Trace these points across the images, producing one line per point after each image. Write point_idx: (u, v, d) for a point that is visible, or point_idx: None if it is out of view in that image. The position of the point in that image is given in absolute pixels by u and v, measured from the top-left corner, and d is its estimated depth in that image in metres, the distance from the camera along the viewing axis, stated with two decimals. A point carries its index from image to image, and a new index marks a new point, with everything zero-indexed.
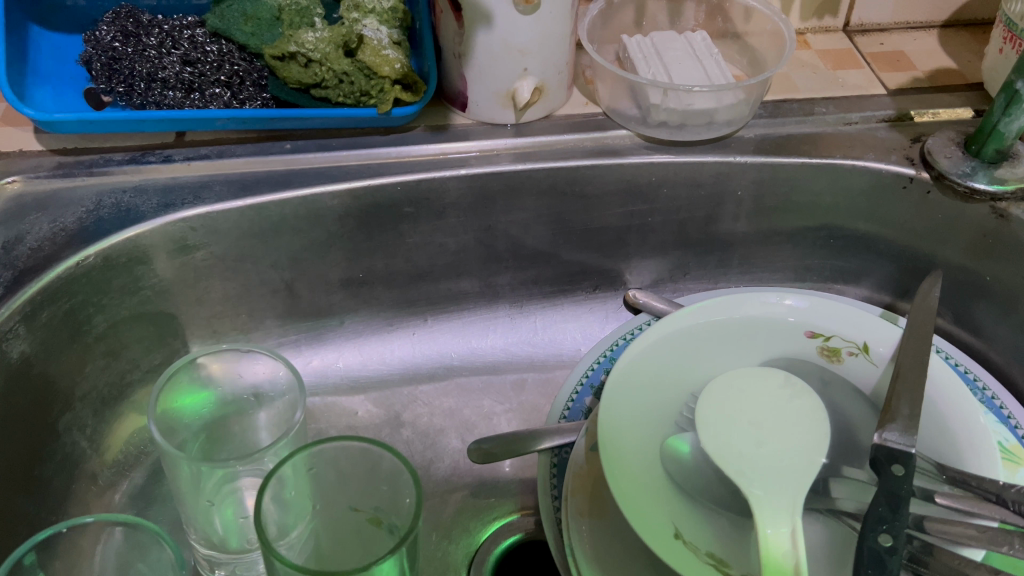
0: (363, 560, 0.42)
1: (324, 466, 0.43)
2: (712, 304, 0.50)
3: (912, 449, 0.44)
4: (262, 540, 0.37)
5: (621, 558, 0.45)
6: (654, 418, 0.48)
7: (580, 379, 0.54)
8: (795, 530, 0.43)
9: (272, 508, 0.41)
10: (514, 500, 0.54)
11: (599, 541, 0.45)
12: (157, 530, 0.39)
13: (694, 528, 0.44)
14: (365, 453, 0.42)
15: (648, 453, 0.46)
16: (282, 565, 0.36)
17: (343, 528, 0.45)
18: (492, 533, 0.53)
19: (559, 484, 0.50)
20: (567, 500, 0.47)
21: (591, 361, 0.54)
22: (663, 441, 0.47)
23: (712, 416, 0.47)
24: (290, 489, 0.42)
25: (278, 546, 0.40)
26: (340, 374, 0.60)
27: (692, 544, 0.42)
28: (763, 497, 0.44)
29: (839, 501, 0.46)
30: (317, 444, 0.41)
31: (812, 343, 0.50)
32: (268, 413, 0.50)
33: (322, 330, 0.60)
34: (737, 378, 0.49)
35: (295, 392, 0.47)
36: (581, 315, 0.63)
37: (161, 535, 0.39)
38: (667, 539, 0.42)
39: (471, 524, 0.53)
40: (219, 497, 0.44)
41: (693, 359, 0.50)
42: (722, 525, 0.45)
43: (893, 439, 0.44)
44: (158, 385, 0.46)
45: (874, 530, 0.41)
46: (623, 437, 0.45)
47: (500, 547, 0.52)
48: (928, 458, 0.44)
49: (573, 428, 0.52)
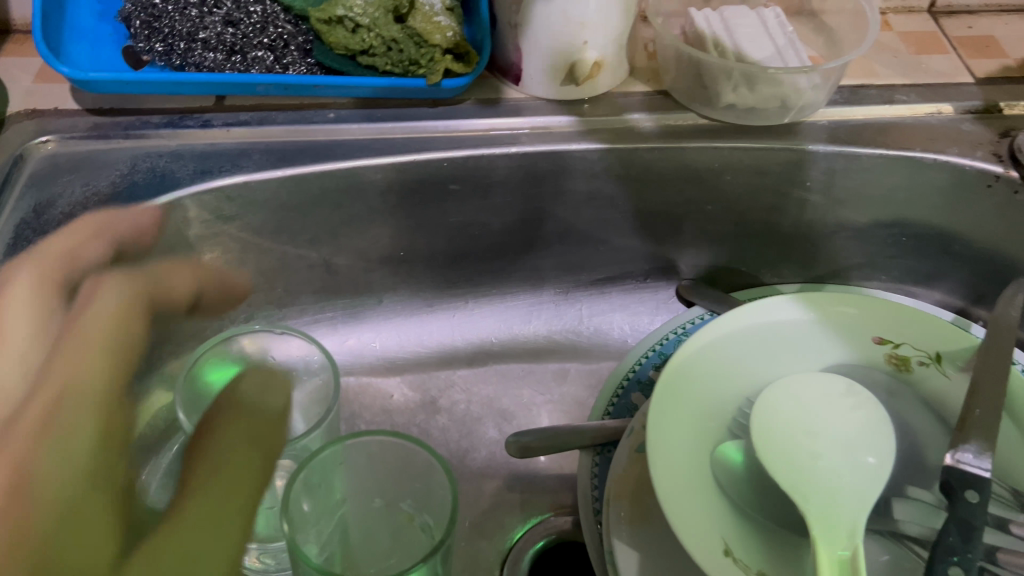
0: (398, 564, 0.40)
1: (359, 461, 0.41)
2: (774, 303, 0.46)
3: (987, 474, 0.40)
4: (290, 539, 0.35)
5: (663, 567, 0.42)
6: (707, 422, 0.45)
7: (626, 374, 0.51)
8: (857, 552, 0.39)
9: (306, 503, 0.38)
10: (551, 496, 0.52)
11: (643, 551, 0.43)
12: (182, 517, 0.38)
13: (745, 545, 0.41)
14: (399, 449, 0.40)
15: (699, 460, 0.43)
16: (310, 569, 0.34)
17: (374, 528, 0.43)
18: (528, 530, 0.50)
19: (599, 486, 0.47)
20: (609, 506, 0.45)
21: (639, 354, 0.52)
22: (714, 447, 0.44)
23: (766, 424, 0.45)
24: (330, 486, 0.40)
25: (310, 544, 0.38)
26: (376, 355, 0.58)
27: (742, 562, 0.40)
28: (824, 515, 0.41)
29: (902, 525, 0.44)
30: (352, 437, 0.39)
31: (880, 350, 0.46)
32: None
33: (359, 309, 0.58)
34: (794, 383, 0.46)
35: (329, 375, 0.45)
36: (630, 305, 0.60)
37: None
38: (715, 555, 0.39)
39: (505, 519, 0.51)
40: None
41: (750, 360, 0.47)
42: (774, 542, 0.42)
43: (967, 461, 0.41)
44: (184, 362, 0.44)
45: (944, 562, 0.39)
46: (672, 441, 0.43)
47: (535, 547, 0.49)
48: (1004, 484, 0.41)
49: (618, 426, 0.49)
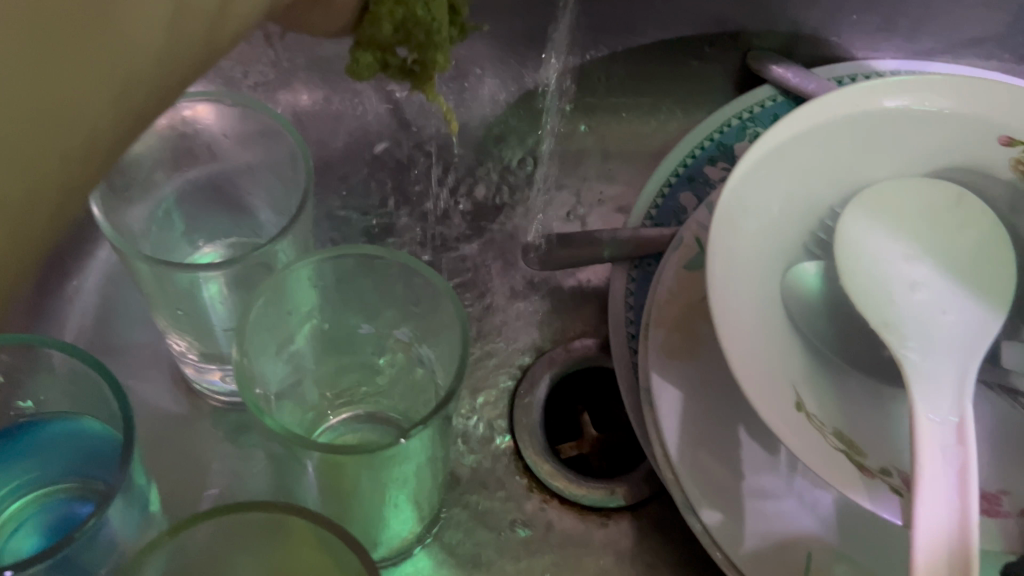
0: (405, 416, 0.33)
1: (337, 284, 0.31)
2: (878, 86, 0.35)
3: None
4: (254, 399, 0.28)
5: (709, 414, 0.35)
6: (785, 233, 0.35)
7: (676, 168, 0.42)
8: (963, 417, 0.31)
9: (272, 363, 0.30)
10: (574, 315, 0.43)
11: (687, 387, 0.35)
12: (90, 361, 0.28)
13: (818, 394, 0.33)
14: (375, 266, 0.30)
15: (770, 289, 0.34)
16: (281, 437, 0.27)
17: (358, 355, 0.33)
18: (544, 354, 0.42)
19: (636, 306, 0.39)
20: (646, 332, 0.37)
21: (693, 145, 0.42)
22: (789, 267, 0.35)
23: (854, 242, 0.36)
24: (298, 314, 0.31)
25: (279, 408, 0.31)
26: (364, 127, 0.47)
27: (817, 419, 0.32)
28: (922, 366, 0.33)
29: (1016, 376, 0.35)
30: (293, 267, 0.29)
31: (1007, 153, 0.35)
32: (280, 208, 0.36)
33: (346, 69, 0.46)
34: (892, 192, 0.36)
35: (277, 146, 0.34)
36: (686, 88, 0.48)
37: (98, 373, 0.28)
38: (789, 413, 0.31)
39: (516, 338, 0.42)
40: (195, 306, 0.32)
41: (835, 161, 0.36)
42: (852, 389, 0.34)
43: None
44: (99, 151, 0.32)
45: None
46: (737, 270, 0.33)
47: (550, 379, 0.41)
48: None
49: (661, 232, 0.40)
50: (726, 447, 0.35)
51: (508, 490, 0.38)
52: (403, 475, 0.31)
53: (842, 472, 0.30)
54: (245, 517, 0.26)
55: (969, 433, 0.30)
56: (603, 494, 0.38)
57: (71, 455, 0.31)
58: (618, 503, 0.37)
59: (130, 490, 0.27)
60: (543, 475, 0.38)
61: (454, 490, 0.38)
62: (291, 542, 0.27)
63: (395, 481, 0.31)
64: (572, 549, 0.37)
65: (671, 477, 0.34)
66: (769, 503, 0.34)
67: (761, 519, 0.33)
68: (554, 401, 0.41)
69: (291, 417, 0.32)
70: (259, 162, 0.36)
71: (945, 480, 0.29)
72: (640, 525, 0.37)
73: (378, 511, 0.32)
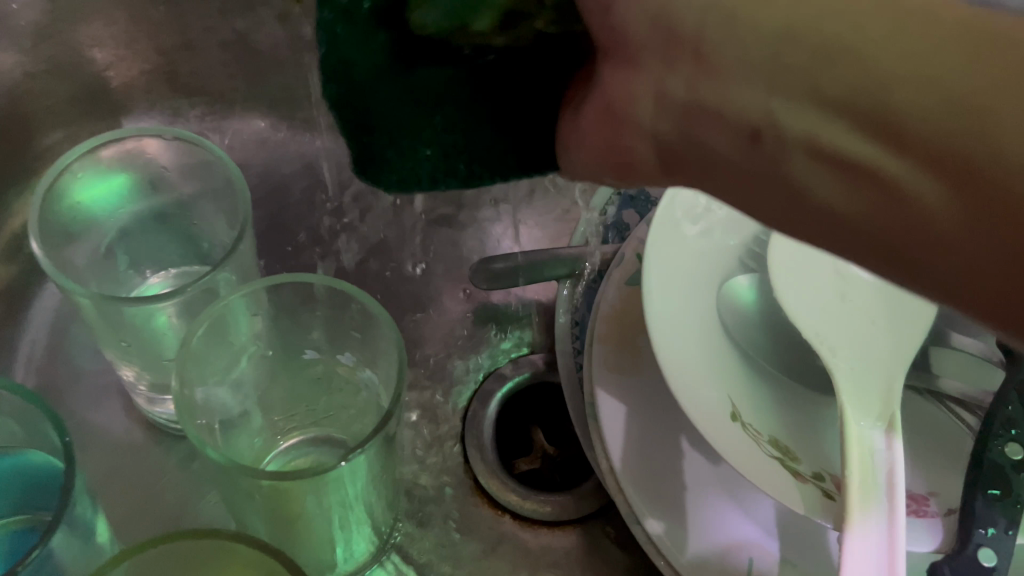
0: (352, 437, 0.34)
1: (279, 312, 0.31)
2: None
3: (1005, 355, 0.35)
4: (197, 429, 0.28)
5: (651, 426, 0.36)
6: (719, 248, 0.37)
7: (618, 186, 0.43)
8: (891, 422, 0.32)
9: (216, 393, 0.31)
10: (523, 332, 0.43)
11: (630, 400, 0.36)
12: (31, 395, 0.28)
13: (753, 403, 0.34)
14: (316, 294, 0.31)
15: (705, 302, 0.35)
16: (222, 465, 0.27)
17: (305, 380, 0.34)
18: (494, 371, 0.42)
19: (580, 322, 0.40)
20: (590, 347, 0.38)
21: None
22: (723, 281, 0.37)
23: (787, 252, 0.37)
24: (241, 343, 0.31)
25: (225, 437, 0.31)
26: (314, 154, 0.48)
27: (752, 428, 0.33)
28: (852, 372, 0.34)
29: (944, 380, 0.35)
30: (234, 298, 0.30)
31: None
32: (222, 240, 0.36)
33: (294, 98, 0.47)
34: None
35: (220, 178, 0.35)
36: None
37: (38, 407, 0.28)
38: (723, 420, 0.32)
39: (467, 358, 0.43)
40: (140, 338, 0.33)
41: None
42: (788, 398, 0.35)
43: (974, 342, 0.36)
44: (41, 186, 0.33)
45: (1000, 435, 0.31)
46: (670, 284, 0.34)
47: (500, 395, 0.42)
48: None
49: (603, 249, 0.41)
50: (668, 457, 0.36)
51: (459, 507, 0.39)
52: (350, 496, 0.31)
53: (773, 479, 0.31)
54: (188, 545, 0.27)
55: (896, 436, 0.32)
56: (553, 508, 0.38)
57: (18, 486, 0.31)
58: (568, 516, 0.38)
59: (72, 522, 0.27)
60: (494, 490, 0.39)
61: (407, 509, 0.39)
62: (236, 567, 0.28)
63: (342, 502, 0.31)
64: (523, 563, 0.38)
65: (615, 488, 0.35)
66: (710, 512, 0.35)
67: (703, 528, 0.34)
68: (504, 418, 0.42)
69: (239, 445, 0.32)
70: (202, 195, 0.36)
71: (873, 480, 0.31)
72: (590, 536, 0.38)
73: (329, 532, 0.33)
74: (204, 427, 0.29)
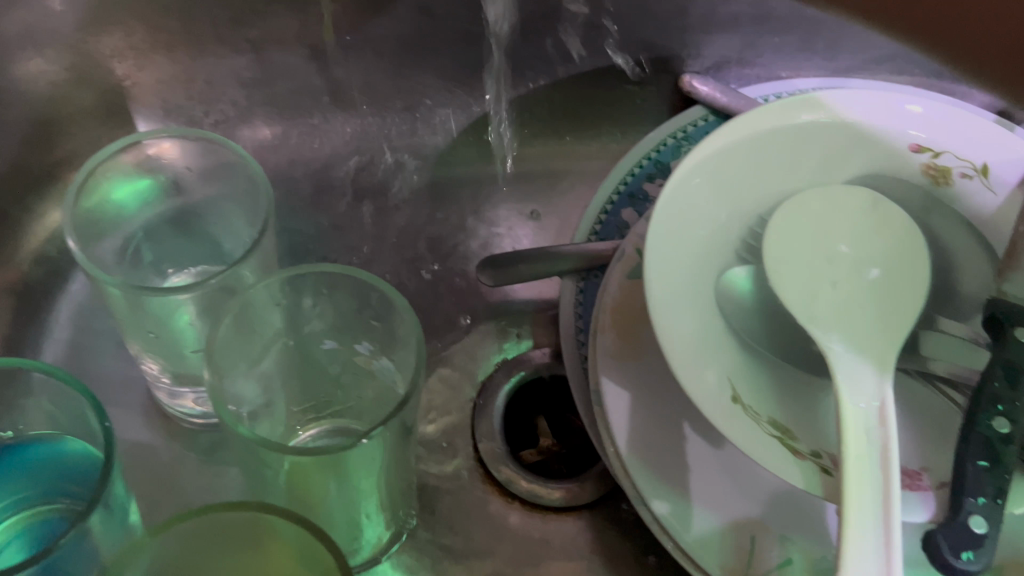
0: (368, 422, 0.35)
1: (300, 304, 0.33)
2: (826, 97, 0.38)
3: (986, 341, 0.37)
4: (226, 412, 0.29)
5: (655, 412, 0.37)
6: (715, 241, 0.38)
7: (617, 186, 0.45)
8: (885, 402, 0.34)
9: (243, 380, 0.32)
10: (529, 328, 0.45)
11: (635, 387, 0.38)
12: (77, 386, 0.30)
13: (753, 386, 0.36)
14: (338, 285, 0.32)
15: (705, 292, 0.37)
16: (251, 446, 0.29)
17: (324, 371, 0.35)
18: (501, 366, 0.44)
19: (584, 315, 0.41)
20: (594, 338, 0.39)
21: (632, 163, 0.45)
22: (721, 273, 0.38)
23: (781, 246, 0.38)
24: (266, 334, 0.33)
25: (252, 425, 0.32)
26: (322, 160, 0.49)
27: (752, 409, 0.34)
28: (846, 357, 0.35)
29: (932, 362, 0.37)
30: (259, 289, 0.31)
31: (917, 159, 0.39)
32: (244, 237, 0.38)
33: (302, 106, 0.49)
34: (814, 199, 0.39)
35: (241, 178, 0.36)
36: (627, 110, 0.51)
37: (77, 394, 0.29)
38: (726, 404, 0.33)
39: (475, 353, 0.45)
40: (165, 330, 0.34)
41: (780, 164, 0.39)
42: (786, 382, 0.37)
43: (957, 327, 0.38)
44: (71, 191, 0.34)
45: (987, 409, 0.32)
46: (673, 277, 0.36)
47: (507, 388, 0.43)
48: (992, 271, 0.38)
49: (603, 245, 0.43)
50: (672, 441, 0.37)
51: (471, 495, 0.40)
52: (370, 479, 0.33)
53: (775, 455, 0.32)
54: (219, 519, 0.28)
55: (890, 415, 0.33)
56: (561, 494, 0.40)
57: (50, 475, 0.32)
58: (576, 502, 0.40)
59: (108, 502, 0.28)
60: (504, 478, 0.41)
61: (421, 498, 0.40)
62: (265, 542, 0.29)
63: (363, 485, 0.33)
64: (535, 548, 0.39)
65: (623, 471, 0.36)
66: (714, 492, 0.36)
67: (708, 507, 0.36)
68: (512, 410, 0.43)
69: (264, 432, 0.33)
70: (223, 195, 0.38)
71: (870, 456, 0.32)
72: (597, 521, 0.39)
73: (349, 516, 0.34)
74: (233, 412, 0.31)
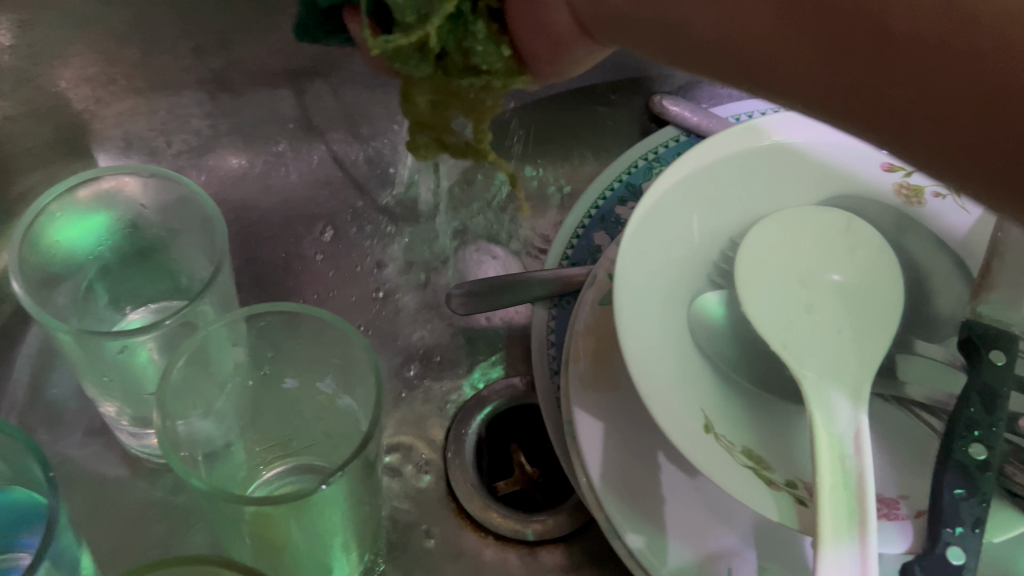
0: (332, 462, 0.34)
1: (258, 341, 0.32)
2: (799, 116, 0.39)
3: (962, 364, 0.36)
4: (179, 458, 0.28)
5: (628, 442, 0.37)
6: (686, 266, 0.38)
7: (588, 210, 0.44)
8: (860, 429, 0.33)
9: (199, 421, 0.31)
10: (501, 356, 0.44)
11: (609, 417, 0.37)
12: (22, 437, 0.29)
13: (727, 414, 0.35)
14: (297, 323, 0.31)
15: (676, 318, 0.36)
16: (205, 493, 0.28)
17: (286, 410, 0.35)
18: (474, 396, 0.43)
19: (557, 343, 0.41)
20: (566, 367, 0.38)
21: (604, 185, 0.44)
22: (693, 298, 0.38)
23: (755, 267, 0.38)
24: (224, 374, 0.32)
25: (210, 468, 0.32)
26: (289, 189, 0.49)
27: (726, 439, 0.33)
28: (821, 381, 0.35)
29: (908, 387, 0.36)
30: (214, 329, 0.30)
31: (890, 178, 0.39)
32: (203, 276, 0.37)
33: (267, 136, 0.49)
34: (789, 220, 0.39)
35: (198, 216, 0.36)
36: (598, 132, 0.51)
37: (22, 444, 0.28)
38: (699, 434, 0.33)
39: (447, 383, 0.44)
40: (120, 372, 0.33)
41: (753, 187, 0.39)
42: (760, 409, 0.36)
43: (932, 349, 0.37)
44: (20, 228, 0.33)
45: (963, 436, 0.32)
46: (642, 305, 0.35)
47: (480, 418, 0.42)
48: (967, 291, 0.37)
49: (574, 271, 0.42)
50: (647, 472, 0.36)
51: (444, 530, 0.40)
52: (335, 521, 0.32)
53: (748, 488, 0.31)
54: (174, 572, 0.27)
55: (866, 443, 0.32)
56: (535, 527, 0.39)
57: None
58: (550, 534, 0.39)
59: (57, 557, 0.27)
60: (477, 513, 0.39)
61: (392, 535, 0.39)
62: None
63: (328, 527, 0.32)
64: None
65: (597, 505, 0.35)
66: (691, 524, 0.35)
67: (684, 539, 0.35)
68: (485, 439, 0.42)
69: (223, 475, 0.33)
70: (181, 233, 0.37)
71: (846, 487, 0.31)
72: (573, 555, 0.38)
73: (315, 559, 0.33)
74: (188, 457, 0.30)
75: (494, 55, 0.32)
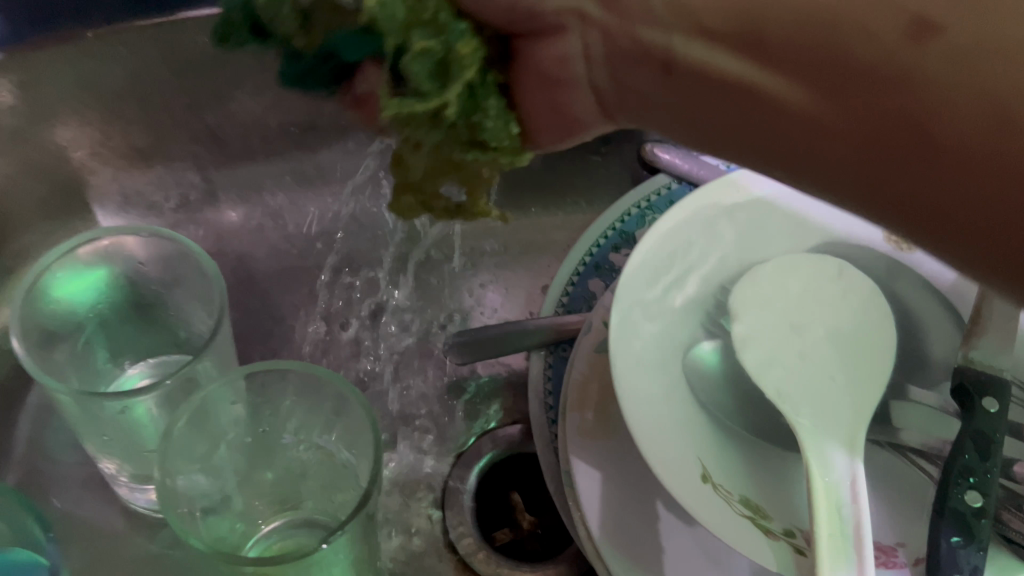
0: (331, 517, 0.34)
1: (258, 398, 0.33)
2: None
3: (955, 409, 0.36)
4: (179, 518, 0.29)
5: (626, 490, 0.37)
6: (680, 315, 0.38)
7: (583, 257, 0.45)
8: (856, 477, 0.33)
9: (197, 478, 0.31)
10: (498, 403, 0.44)
11: (606, 466, 0.37)
12: None
13: (725, 463, 0.35)
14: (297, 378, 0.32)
15: (672, 367, 0.37)
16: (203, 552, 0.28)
17: (286, 464, 0.35)
18: (472, 444, 0.43)
19: (554, 392, 0.41)
20: (563, 417, 0.39)
21: (598, 233, 0.45)
22: (687, 348, 0.38)
23: (749, 314, 0.38)
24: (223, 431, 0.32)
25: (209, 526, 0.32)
26: (287, 239, 0.50)
27: (723, 488, 0.34)
28: (817, 429, 0.35)
29: (903, 434, 0.36)
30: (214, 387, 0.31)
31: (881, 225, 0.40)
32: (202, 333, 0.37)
33: (264, 187, 0.50)
34: (782, 267, 0.39)
35: (196, 273, 0.36)
36: (593, 178, 0.51)
37: None
38: (695, 485, 0.33)
39: (445, 431, 0.44)
40: (120, 431, 0.34)
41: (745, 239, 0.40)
42: (758, 457, 0.36)
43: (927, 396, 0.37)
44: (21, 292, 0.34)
45: (956, 483, 0.32)
46: (637, 356, 0.36)
47: (478, 467, 0.42)
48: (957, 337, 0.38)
49: (571, 318, 0.42)
50: (646, 521, 0.36)
51: None
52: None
53: (744, 537, 0.32)
54: None
55: (862, 492, 0.33)
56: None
57: None
58: None
59: None
60: (475, 563, 0.40)
61: None
62: None
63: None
64: None
65: (595, 555, 0.35)
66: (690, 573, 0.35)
67: None
68: (483, 488, 0.42)
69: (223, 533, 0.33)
70: (181, 292, 0.38)
71: (841, 536, 0.31)
72: None
73: None
74: (187, 515, 0.30)
75: (506, 130, 0.28)
